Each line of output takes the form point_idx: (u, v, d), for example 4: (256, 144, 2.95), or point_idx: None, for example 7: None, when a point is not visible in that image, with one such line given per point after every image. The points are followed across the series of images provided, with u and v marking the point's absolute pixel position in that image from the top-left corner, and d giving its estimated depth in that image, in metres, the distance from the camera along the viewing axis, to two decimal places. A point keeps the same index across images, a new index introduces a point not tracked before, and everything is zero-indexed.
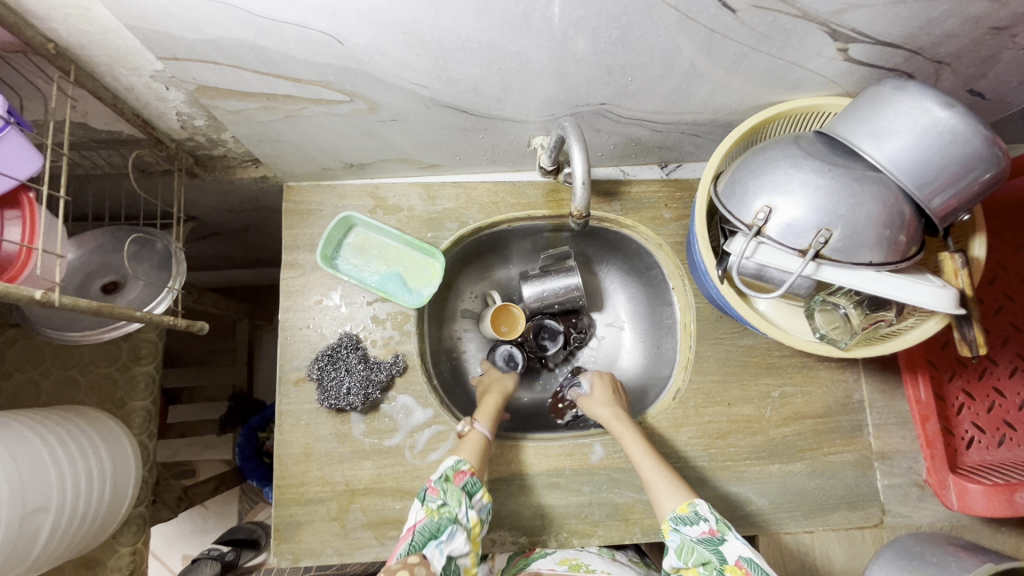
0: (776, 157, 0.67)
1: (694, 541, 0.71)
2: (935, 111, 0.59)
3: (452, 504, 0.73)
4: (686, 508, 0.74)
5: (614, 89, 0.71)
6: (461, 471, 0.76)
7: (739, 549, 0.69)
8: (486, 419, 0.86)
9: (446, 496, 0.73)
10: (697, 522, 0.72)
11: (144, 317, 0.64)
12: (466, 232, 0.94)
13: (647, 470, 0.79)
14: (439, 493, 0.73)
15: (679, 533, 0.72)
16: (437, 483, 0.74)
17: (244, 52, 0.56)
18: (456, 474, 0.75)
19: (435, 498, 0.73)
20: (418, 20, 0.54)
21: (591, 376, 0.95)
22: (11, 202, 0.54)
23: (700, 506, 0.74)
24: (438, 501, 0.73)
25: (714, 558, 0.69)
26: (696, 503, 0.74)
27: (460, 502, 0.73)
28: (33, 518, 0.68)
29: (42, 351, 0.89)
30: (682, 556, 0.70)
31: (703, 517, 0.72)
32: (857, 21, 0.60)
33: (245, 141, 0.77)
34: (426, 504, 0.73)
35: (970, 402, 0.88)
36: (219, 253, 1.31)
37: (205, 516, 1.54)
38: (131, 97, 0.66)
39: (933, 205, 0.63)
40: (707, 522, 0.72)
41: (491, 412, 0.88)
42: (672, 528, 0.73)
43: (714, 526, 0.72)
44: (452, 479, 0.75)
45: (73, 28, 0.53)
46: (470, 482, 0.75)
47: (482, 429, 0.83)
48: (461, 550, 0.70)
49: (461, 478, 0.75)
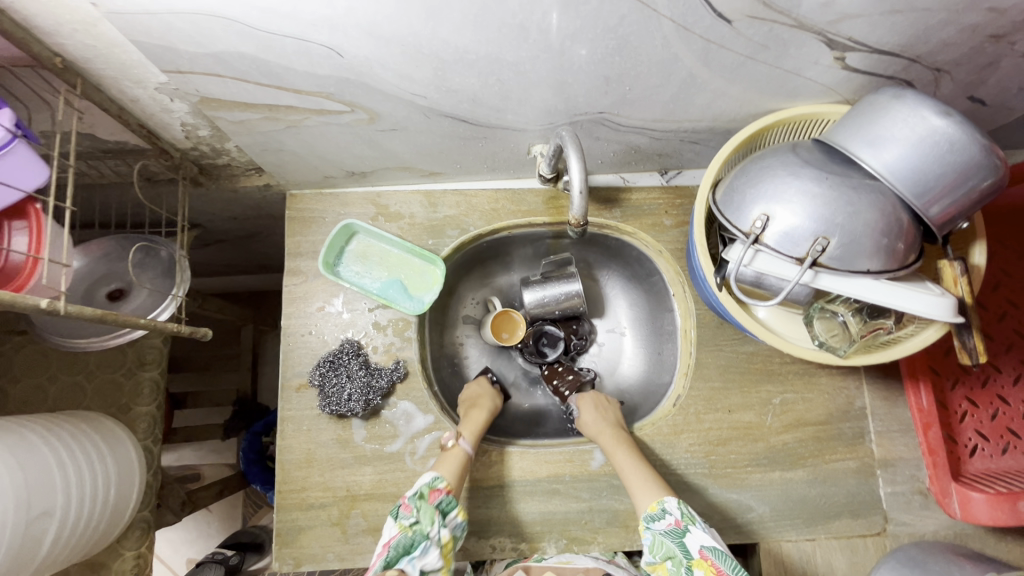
0: (773, 165, 0.67)
1: (664, 538, 0.75)
2: (932, 120, 0.59)
3: (425, 521, 0.74)
4: (655, 505, 0.77)
5: (613, 98, 0.71)
6: (435, 490, 0.76)
7: (701, 539, 0.73)
8: (470, 433, 0.84)
9: (419, 513, 0.74)
10: (664, 517, 0.75)
11: (149, 324, 0.65)
12: (466, 239, 0.95)
13: (627, 470, 0.81)
14: (412, 511, 0.74)
15: (650, 530, 0.76)
16: (411, 500, 0.75)
17: (245, 65, 0.57)
18: (431, 492, 0.76)
19: (408, 515, 0.74)
20: (416, 33, 0.55)
21: (576, 399, 0.95)
22: (17, 212, 0.55)
23: (668, 503, 0.76)
24: (411, 518, 0.74)
25: (680, 551, 0.74)
26: (665, 501, 0.76)
27: (432, 520, 0.74)
28: (39, 523, 0.69)
29: (49, 357, 0.91)
30: (654, 552, 0.75)
31: (668, 511, 0.75)
32: (854, 30, 0.61)
33: (248, 151, 0.78)
34: (398, 520, 0.74)
35: (973, 409, 0.88)
36: (224, 259, 1.32)
37: (210, 519, 1.55)
38: (136, 108, 0.67)
39: (931, 213, 0.63)
40: (672, 516, 0.75)
41: (477, 426, 0.86)
42: (646, 526, 0.76)
43: (679, 518, 0.75)
44: (426, 497, 0.75)
45: (79, 43, 0.55)
46: (445, 500, 0.76)
47: (465, 445, 0.82)
48: (433, 566, 0.73)
49: (435, 497, 0.76)
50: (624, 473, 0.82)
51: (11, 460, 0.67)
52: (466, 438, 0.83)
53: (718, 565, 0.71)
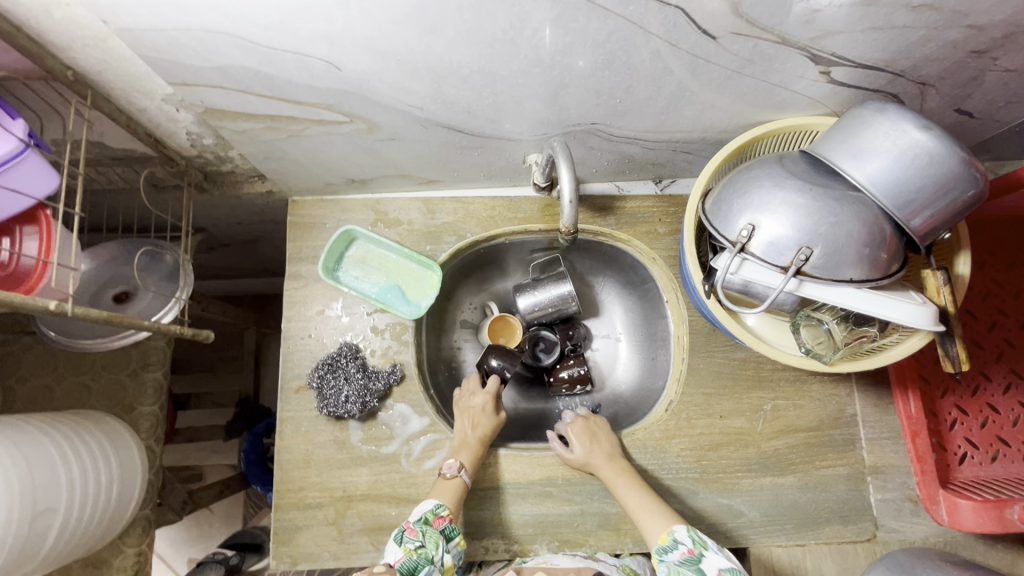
0: (760, 176, 0.69)
1: (680, 566, 0.72)
2: (913, 133, 0.61)
3: (430, 546, 0.74)
4: (666, 537, 0.75)
5: (604, 110, 0.74)
6: (440, 516, 0.77)
7: (720, 563, 0.71)
8: (467, 459, 0.84)
9: (425, 537, 0.74)
10: (676, 547, 0.74)
11: (152, 326, 0.67)
12: (464, 245, 0.97)
13: (631, 500, 0.81)
14: (417, 534, 0.74)
15: (663, 562, 0.73)
16: (416, 524, 0.75)
17: (248, 77, 0.59)
18: (435, 518, 0.76)
19: (412, 539, 0.74)
20: (411, 48, 0.57)
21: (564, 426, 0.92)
22: (29, 217, 0.57)
23: (679, 532, 0.75)
24: (417, 541, 0.73)
25: None
26: (674, 530, 0.75)
27: (437, 544, 0.74)
28: (44, 518, 0.71)
29: (56, 358, 0.93)
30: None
31: (680, 539, 0.74)
32: (837, 46, 0.62)
33: (251, 159, 0.81)
34: (402, 544, 0.73)
35: (963, 418, 0.88)
36: (228, 263, 1.35)
37: (211, 520, 1.57)
38: (143, 118, 0.70)
39: (913, 225, 0.65)
40: (684, 544, 0.74)
41: (478, 454, 0.85)
42: (659, 559, 0.74)
43: (691, 545, 0.73)
44: (431, 522, 0.76)
45: (89, 57, 0.57)
46: (448, 527, 0.77)
47: (465, 476, 0.82)
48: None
49: (440, 523, 0.76)
50: (629, 504, 0.81)
51: (19, 456, 0.69)
52: (466, 469, 0.83)
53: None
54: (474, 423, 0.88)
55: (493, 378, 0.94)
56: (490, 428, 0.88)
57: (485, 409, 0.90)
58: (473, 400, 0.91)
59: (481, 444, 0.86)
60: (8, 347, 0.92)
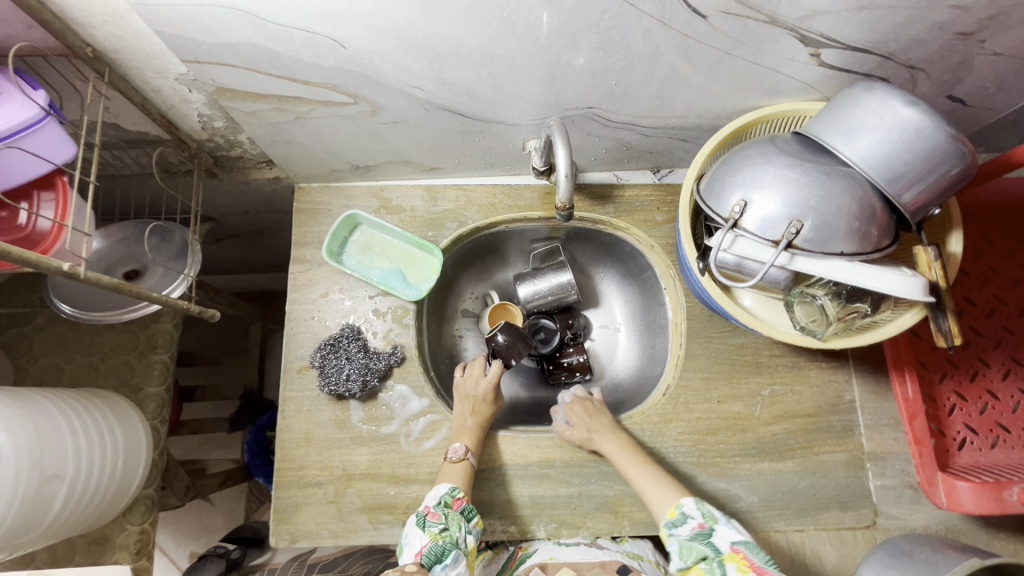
0: (752, 154, 0.70)
1: (689, 539, 0.73)
2: (900, 109, 0.63)
3: (453, 528, 0.76)
4: (674, 511, 0.76)
5: (601, 93, 0.76)
6: (458, 499, 0.78)
7: (732, 537, 0.72)
8: (467, 439, 0.85)
9: (447, 520, 0.76)
10: (686, 521, 0.75)
11: (161, 299, 0.69)
12: (465, 232, 0.99)
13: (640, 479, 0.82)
14: (439, 518, 0.76)
15: (674, 536, 0.75)
16: (436, 508, 0.76)
17: (258, 55, 0.62)
18: (454, 500, 0.78)
19: (435, 523, 0.75)
20: (412, 25, 0.59)
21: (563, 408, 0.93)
22: (46, 184, 0.61)
23: (686, 505, 0.76)
24: (440, 526, 0.75)
25: (710, 551, 0.72)
26: (683, 504, 0.77)
27: (460, 527, 0.76)
28: (50, 485, 0.73)
29: (66, 338, 0.96)
30: (684, 557, 0.72)
31: (690, 513, 0.75)
32: (825, 26, 0.64)
33: (259, 143, 0.83)
34: (427, 529, 0.75)
35: (962, 403, 0.88)
36: (235, 256, 1.38)
37: (213, 514, 1.57)
38: (157, 99, 0.73)
39: (903, 200, 0.66)
40: (694, 518, 0.75)
41: (478, 436, 0.86)
42: (668, 534, 0.75)
43: (702, 519, 0.74)
44: (451, 505, 0.77)
45: (108, 34, 0.60)
46: (468, 509, 0.78)
47: (471, 458, 0.83)
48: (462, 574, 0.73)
49: (460, 504, 0.78)
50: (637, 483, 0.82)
51: (29, 422, 0.72)
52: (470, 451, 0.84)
53: (754, 561, 0.69)
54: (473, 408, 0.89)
55: (496, 364, 0.94)
56: (487, 413, 0.89)
57: (485, 397, 0.90)
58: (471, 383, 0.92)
59: (481, 428, 0.87)
60: (20, 327, 0.95)
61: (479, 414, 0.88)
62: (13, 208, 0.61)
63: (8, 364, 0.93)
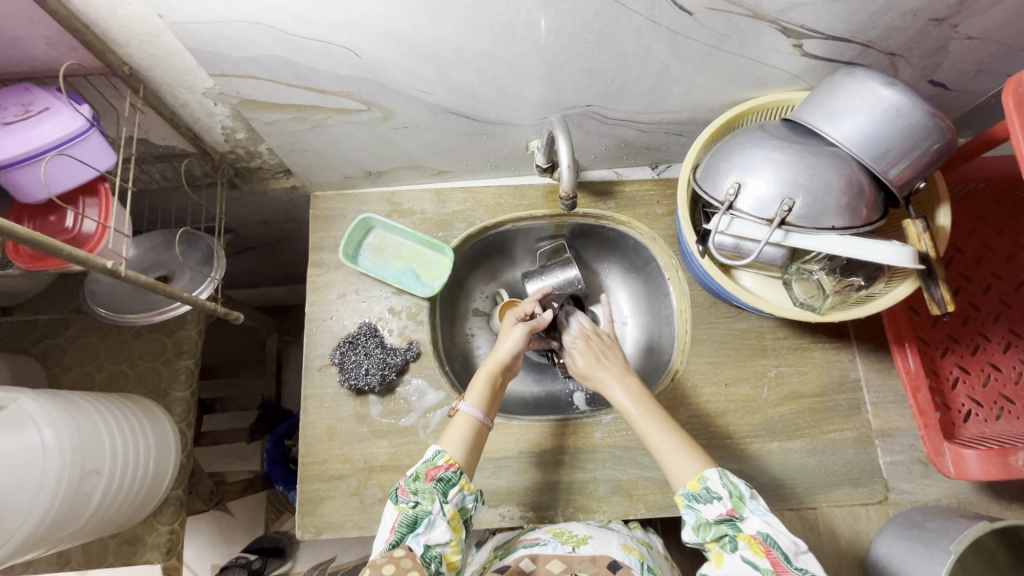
0: (744, 140, 0.74)
1: (708, 517, 0.69)
2: (879, 90, 0.66)
3: (425, 502, 0.70)
4: (698, 484, 0.71)
5: (597, 91, 0.80)
6: (433, 467, 0.73)
7: (757, 525, 0.68)
8: (476, 398, 0.81)
9: (418, 495, 0.70)
10: (712, 500, 0.70)
11: (192, 299, 0.74)
12: (473, 231, 1.03)
13: (654, 439, 0.78)
14: (410, 494, 0.71)
15: (693, 509, 0.71)
16: (408, 484, 0.72)
17: (279, 67, 0.68)
18: (428, 472, 0.73)
19: (407, 500, 0.70)
20: (421, 33, 0.64)
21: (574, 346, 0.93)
22: (90, 191, 0.69)
23: (713, 482, 0.71)
24: (411, 501, 0.70)
25: (729, 530, 0.69)
26: (707, 478, 0.71)
27: (433, 498, 0.70)
28: (88, 480, 0.77)
29: (96, 348, 1.00)
30: (700, 532, 0.70)
31: (717, 494, 0.70)
32: (804, 18, 0.69)
33: (278, 152, 0.89)
34: (397, 505, 0.71)
35: (965, 376, 0.91)
36: (252, 269, 1.43)
37: (233, 525, 1.50)
38: (185, 113, 0.79)
39: (890, 176, 0.69)
40: (721, 501, 0.69)
41: (484, 389, 0.82)
42: (687, 504, 0.71)
43: (730, 505, 0.69)
44: (423, 478, 0.72)
45: (144, 52, 0.66)
46: (445, 477, 0.72)
47: (466, 410, 0.80)
48: (440, 540, 0.68)
49: (433, 475, 0.72)
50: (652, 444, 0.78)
51: (70, 420, 0.76)
52: (482, 413, 0.80)
53: (772, 553, 0.65)
54: (485, 366, 0.85)
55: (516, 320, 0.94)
56: (497, 366, 0.85)
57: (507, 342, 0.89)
58: (506, 335, 0.90)
59: (493, 388, 0.83)
60: (54, 338, 0.99)
61: (491, 370, 0.84)
62: (61, 212, 0.69)
63: (43, 374, 0.97)
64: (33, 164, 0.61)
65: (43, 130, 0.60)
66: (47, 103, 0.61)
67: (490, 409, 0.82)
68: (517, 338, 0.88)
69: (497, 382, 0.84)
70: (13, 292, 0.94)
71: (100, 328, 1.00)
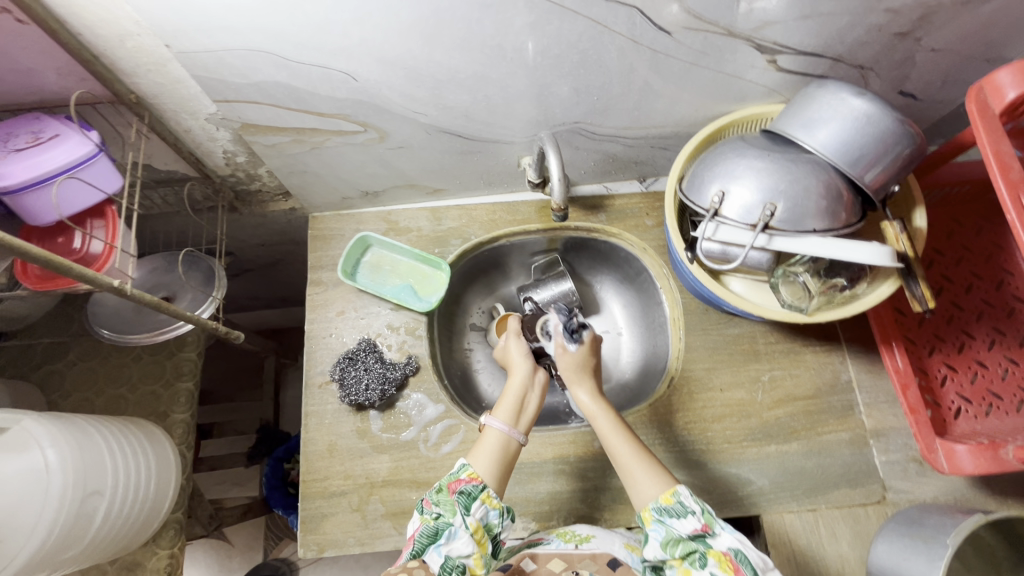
0: (725, 150, 0.78)
1: (680, 533, 0.69)
2: (850, 100, 0.70)
3: (447, 513, 0.70)
4: (670, 499, 0.71)
5: (585, 107, 0.84)
6: (457, 480, 0.74)
7: (728, 541, 0.67)
8: (505, 414, 0.81)
9: (441, 506, 0.71)
10: (686, 516, 0.70)
11: (194, 318, 0.75)
12: (468, 247, 1.05)
13: (623, 455, 0.77)
14: (434, 506, 0.71)
15: (664, 524, 0.70)
16: (431, 495, 0.73)
17: (280, 92, 0.71)
18: (451, 483, 0.74)
19: (431, 510, 0.71)
20: (414, 55, 0.68)
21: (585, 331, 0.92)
22: (98, 213, 0.72)
23: (685, 497, 0.71)
24: (433, 512, 0.71)
25: (698, 547, 0.68)
26: (680, 493, 0.72)
27: (454, 510, 0.70)
28: (90, 501, 0.77)
29: (96, 373, 1.00)
30: (667, 549, 0.68)
31: (690, 509, 0.70)
32: (776, 35, 0.73)
33: (278, 174, 0.91)
34: (421, 514, 0.72)
35: (953, 373, 0.93)
36: (249, 292, 1.44)
37: (232, 554, 1.47)
38: (188, 139, 0.83)
39: (866, 180, 0.73)
40: (694, 516, 0.69)
41: (511, 405, 0.83)
42: (655, 517, 0.71)
43: (703, 521, 0.69)
44: (446, 489, 0.73)
45: (151, 81, 0.70)
46: (467, 489, 0.73)
47: (497, 425, 0.80)
48: (463, 553, 0.68)
49: (456, 488, 0.73)
50: (619, 461, 0.77)
51: (73, 441, 0.76)
52: (511, 427, 0.80)
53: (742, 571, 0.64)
54: (512, 382, 0.86)
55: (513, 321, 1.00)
56: (522, 387, 0.85)
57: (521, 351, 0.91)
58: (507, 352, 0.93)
59: (521, 404, 0.83)
60: (54, 363, 1.00)
61: (518, 387, 0.85)
62: (70, 234, 0.71)
63: (42, 399, 0.98)
64: (46, 188, 0.63)
65: (55, 154, 0.63)
66: (58, 130, 0.64)
67: (520, 425, 0.82)
68: (516, 352, 0.91)
69: (525, 395, 0.84)
70: (15, 317, 0.95)
71: (100, 352, 1.01)
